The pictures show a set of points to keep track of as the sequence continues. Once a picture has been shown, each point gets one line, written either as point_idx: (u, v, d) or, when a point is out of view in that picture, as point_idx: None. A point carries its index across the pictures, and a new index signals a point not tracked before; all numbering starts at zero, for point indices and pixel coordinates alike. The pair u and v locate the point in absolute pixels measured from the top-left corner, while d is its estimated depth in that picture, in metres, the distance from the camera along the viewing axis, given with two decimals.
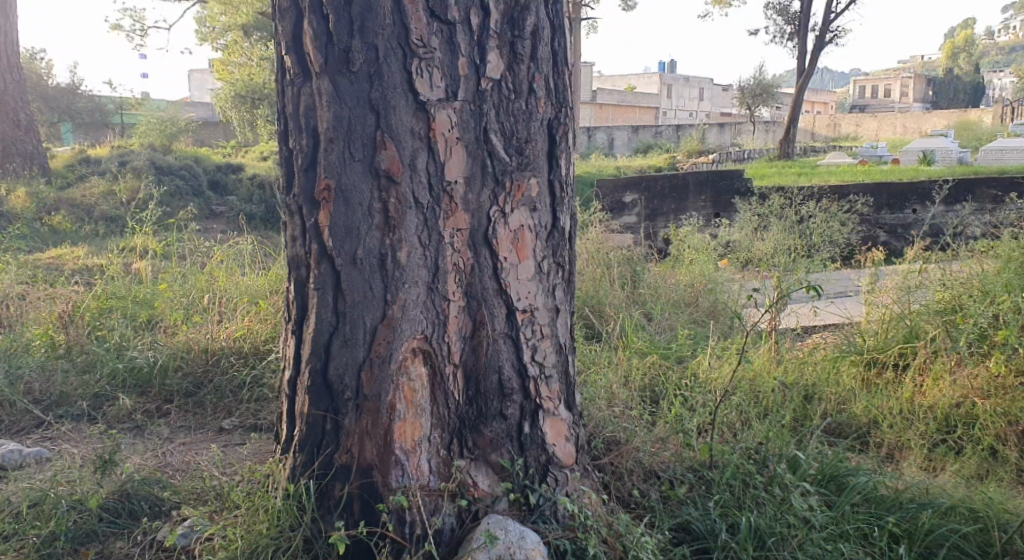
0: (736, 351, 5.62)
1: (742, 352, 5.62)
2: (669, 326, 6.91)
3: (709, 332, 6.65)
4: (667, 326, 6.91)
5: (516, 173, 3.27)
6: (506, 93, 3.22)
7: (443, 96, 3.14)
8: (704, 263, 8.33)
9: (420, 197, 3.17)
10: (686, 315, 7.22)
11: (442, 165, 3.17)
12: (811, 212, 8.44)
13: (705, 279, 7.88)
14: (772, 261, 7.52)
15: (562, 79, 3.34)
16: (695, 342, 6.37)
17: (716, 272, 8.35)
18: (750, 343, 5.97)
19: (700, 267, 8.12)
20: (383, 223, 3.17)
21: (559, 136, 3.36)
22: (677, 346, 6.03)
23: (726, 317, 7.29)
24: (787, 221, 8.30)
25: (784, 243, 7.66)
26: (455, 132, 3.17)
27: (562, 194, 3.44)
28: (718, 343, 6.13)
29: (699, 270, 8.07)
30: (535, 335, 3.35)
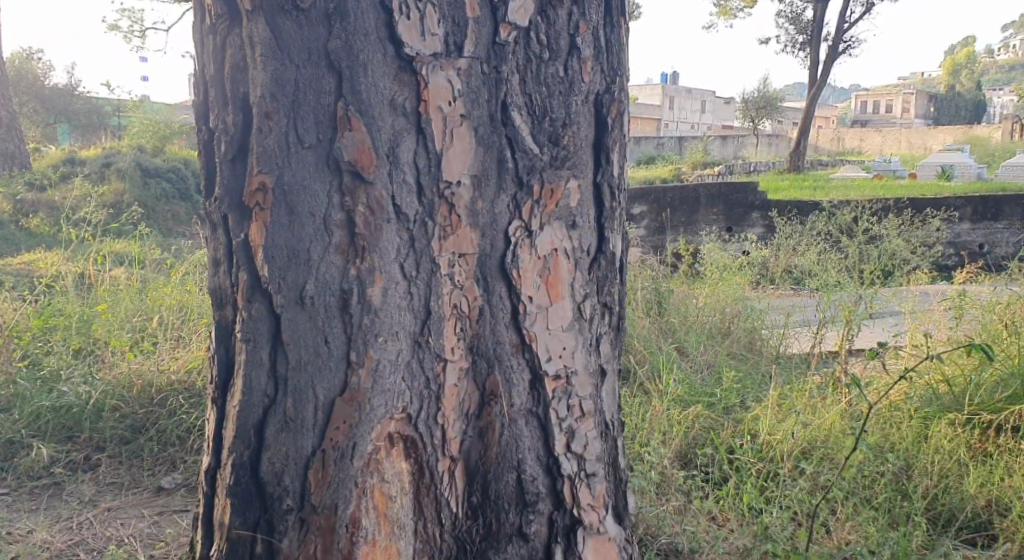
0: (799, 405, 4.50)
1: (808, 408, 4.49)
2: (705, 361, 5.83)
3: (753, 374, 5.60)
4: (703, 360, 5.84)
5: (547, 171, 2.19)
6: (536, 50, 2.14)
7: (441, 51, 2.06)
8: (737, 283, 7.13)
9: (405, 205, 2.08)
10: (724, 348, 6.15)
11: (438, 156, 2.09)
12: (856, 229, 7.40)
13: (741, 304, 6.80)
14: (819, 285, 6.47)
15: (618, 30, 2.27)
16: (745, 388, 5.20)
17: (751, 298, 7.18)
18: (812, 392, 4.84)
19: (732, 289, 6.93)
20: (346, 243, 2.07)
21: (611, 119, 2.29)
22: (723, 392, 4.95)
23: (767, 351, 6.23)
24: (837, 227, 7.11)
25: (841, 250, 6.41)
26: (459, 106, 2.09)
27: (612, 204, 2.37)
28: (775, 392, 4.97)
29: (733, 294, 6.88)
30: (571, 414, 2.26)
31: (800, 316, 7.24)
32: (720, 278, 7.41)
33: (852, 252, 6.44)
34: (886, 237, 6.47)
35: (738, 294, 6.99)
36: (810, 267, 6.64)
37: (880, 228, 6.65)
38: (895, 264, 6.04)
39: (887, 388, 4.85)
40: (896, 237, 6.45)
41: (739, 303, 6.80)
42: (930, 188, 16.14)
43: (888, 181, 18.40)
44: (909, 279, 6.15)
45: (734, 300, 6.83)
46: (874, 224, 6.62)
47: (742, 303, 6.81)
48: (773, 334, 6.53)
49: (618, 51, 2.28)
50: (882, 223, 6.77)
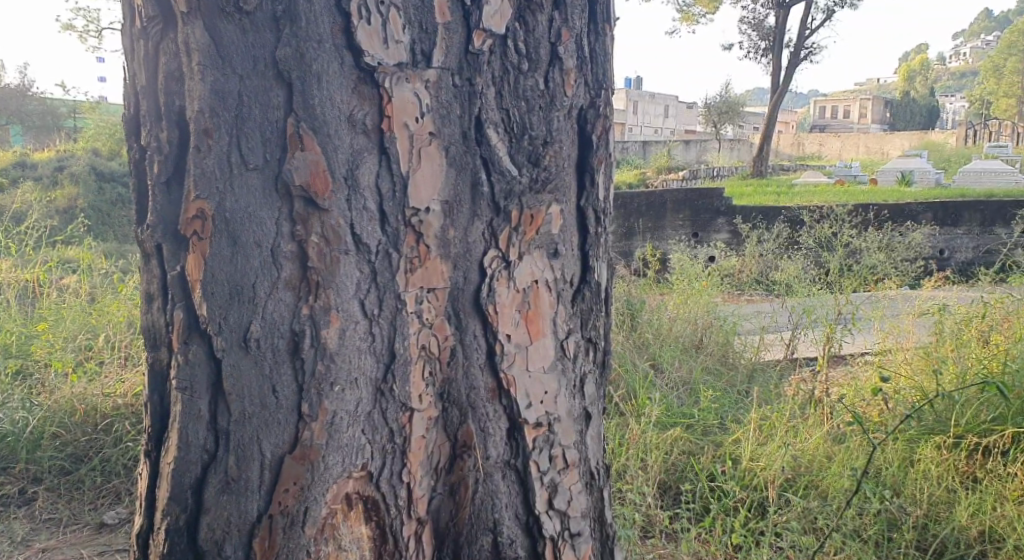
0: (782, 427, 4.30)
1: (790, 430, 4.29)
2: (682, 374, 5.63)
3: (730, 391, 5.41)
4: (679, 374, 5.63)
5: (525, 195, 1.96)
6: (513, 61, 1.91)
7: (407, 60, 1.81)
8: (710, 294, 6.91)
9: (366, 234, 1.83)
10: (700, 360, 5.95)
11: (404, 179, 1.84)
12: (830, 237, 7.24)
13: (714, 315, 6.61)
14: (795, 295, 6.31)
15: (602, 38, 2.05)
16: (724, 407, 4.98)
17: (724, 310, 6.97)
18: (794, 412, 4.65)
19: (705, 300, 6.72)
20: (297, 278, 1.81)
21: (596, 137, 2.07)
22: (701, 412, 4.74)
23: (742, 362, 6.05)
24: (811, 237, 6.93)
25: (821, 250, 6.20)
26: (426, 123, 1.84)
27: (596, 230, 2.15)
28: (755, 411, 4.77)
29: (706, 306, 6.67)
30: (554, 466, 2.03)
31: (773, 328, 7.05)
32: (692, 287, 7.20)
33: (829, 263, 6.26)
34: (862, 250, 6.30)
35: (711, 306, 6.78)
36: (786, 278, 6.47)
37: (855, 240, 6.49)
38: (878, 273, 5.85)
39: (869, 406, 4.67)
40: (871, 249, 6.29)
41: (712, 316, 6.59)
42: (893, 192, 16.14)
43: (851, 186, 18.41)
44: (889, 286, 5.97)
45: (708, 312, 6.62)
46: (849, 235, 6.45)
47: (715, 315, 6.60)
48: (748, 348, 6.33)
49: (603, 62, 2.06)
50: (858, 234, 6.61)
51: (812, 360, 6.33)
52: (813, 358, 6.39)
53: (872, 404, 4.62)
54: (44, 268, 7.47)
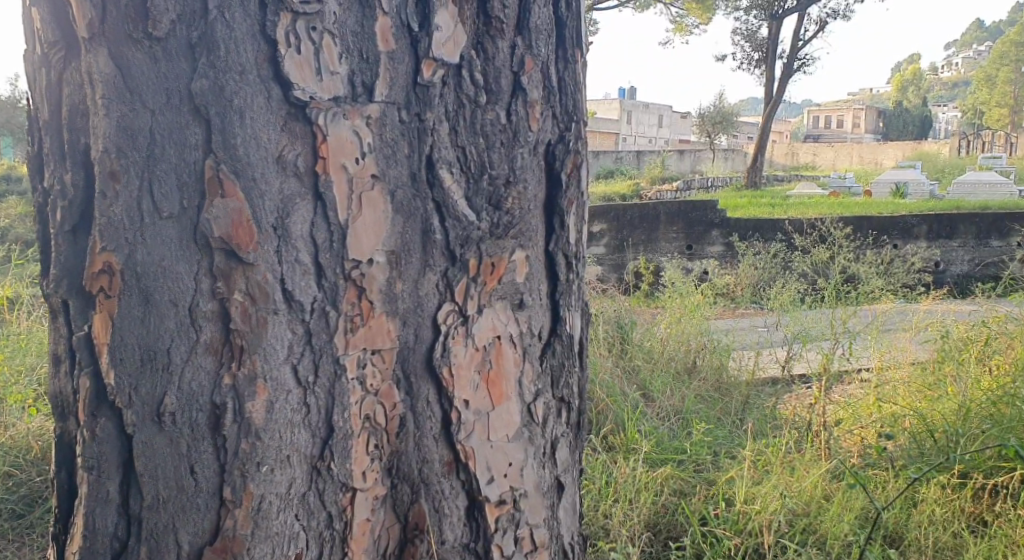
0: (777, 463, 4.03)
1: (787, 466, 4.01)
2: (675, 399, 5.38)
3: (724, 419, 5.16)
4: (672, 398, 5.39)
5: (484, 243, 1.73)
6: (469, 93, 1.69)
7: (344, 93, 1.58)
8: (701, 314, 6.63)
9: (299, 291, 1.59)
10: (694, 383, 5.69)
11: (342, 227, 1.61)
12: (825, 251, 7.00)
13: (707, 335, 6.37)
14: (790, 314, 6.07)
15: (571, 65, 1.84)
16: (718, 440, 4.70)
17: (714, 331, 6.68)
18: (790, 445, 4.37)
19: (695, 319, 6.42)
20: (219, 342, 1.58)
21: (565, 174, 1.86)
22: (692, 446, 4.49)
23: (737, 382, 5.80)
24: (805, 254, 6.64)
25: (821, 256, 5.87)
26: (368, 164, 1.62)
27: (567, 276, 1.92)
28: (751, 446, 4.49)
29: (696, 325, 6.36)
30: (519, 547, 1.81)
31: (768, 348, 6.80)
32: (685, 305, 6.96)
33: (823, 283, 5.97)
34: (857, 270, 6.01)
35: (702, 324, 6.47)
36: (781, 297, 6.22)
37: (851, 260, 6.20)
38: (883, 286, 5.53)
39: (869, 436, 4.39)
40: (868, 270, 6.03)
41: (701, 335, 6.29)
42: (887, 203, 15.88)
43: (845, 197, 18.17)
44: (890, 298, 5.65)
45: (698, 329, 6.32)
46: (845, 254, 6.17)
47: (705, 336, 6.30)
48: (739, 371, 6.05)
49: (573, 92, 1.84)
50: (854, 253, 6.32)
51: (807, 379, 6.10)
52: (808, 377, 6.15)
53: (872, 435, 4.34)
54: (9, 289, 7.12)
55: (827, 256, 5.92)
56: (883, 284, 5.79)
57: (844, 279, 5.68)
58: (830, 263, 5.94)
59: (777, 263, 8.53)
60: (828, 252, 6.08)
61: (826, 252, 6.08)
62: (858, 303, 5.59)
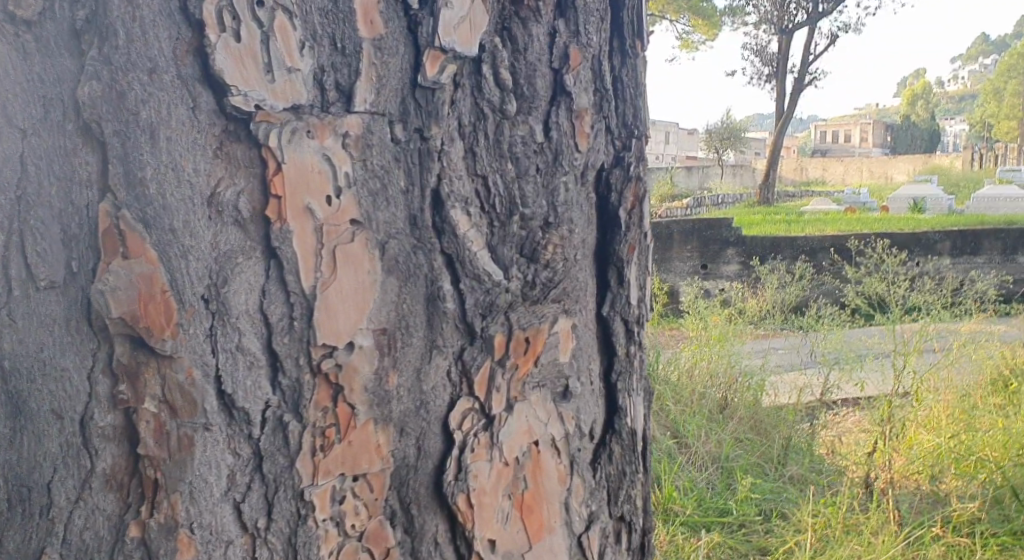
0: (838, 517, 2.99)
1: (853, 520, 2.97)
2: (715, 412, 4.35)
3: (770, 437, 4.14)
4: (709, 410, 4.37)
5: (515, 313, 1.22)
6: (492, 99, 1.19)
7: (310, 99, 1.06)
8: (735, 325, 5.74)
9: (244, 395, 1.07)
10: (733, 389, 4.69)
11: (307, 298, 1.07)
12: (876, 264, 6.01)
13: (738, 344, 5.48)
14: (835, 337, 5.19)
15: (628, 61, 1.34)
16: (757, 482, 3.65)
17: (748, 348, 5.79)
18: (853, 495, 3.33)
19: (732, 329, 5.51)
20: (126, 471, 1.07)
21: (623, 208, 1.35)
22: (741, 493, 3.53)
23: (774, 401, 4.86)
24: (854, 268, 5.75)
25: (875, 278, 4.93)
26: (345, 205, 1.09)
27: (628, 351, 1.40)
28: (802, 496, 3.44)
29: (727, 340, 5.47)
30: None
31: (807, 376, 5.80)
32: (717, 319, 6.24)
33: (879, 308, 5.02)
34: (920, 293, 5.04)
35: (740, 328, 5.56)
36: (827, 324, 5.32)
37: (910, 281, 5.23)
38: (950, 302, 4.62)
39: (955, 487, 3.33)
40: (932, 291, 5.05)
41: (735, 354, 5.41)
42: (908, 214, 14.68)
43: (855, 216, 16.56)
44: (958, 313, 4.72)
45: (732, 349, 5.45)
46: (904, 274, 5.20)
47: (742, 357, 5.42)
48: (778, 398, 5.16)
49: (630, 98, 1.35)
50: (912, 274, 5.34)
51: (857, 406, 5.12)
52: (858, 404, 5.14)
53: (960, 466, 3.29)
54: None
55: (881, 277, 5.01)
56: (948, 302, 4.89)
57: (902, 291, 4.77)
58: (885, 279, 5.05)
59: (809, 273, 7.57)
60: (885, 271, 5.13)
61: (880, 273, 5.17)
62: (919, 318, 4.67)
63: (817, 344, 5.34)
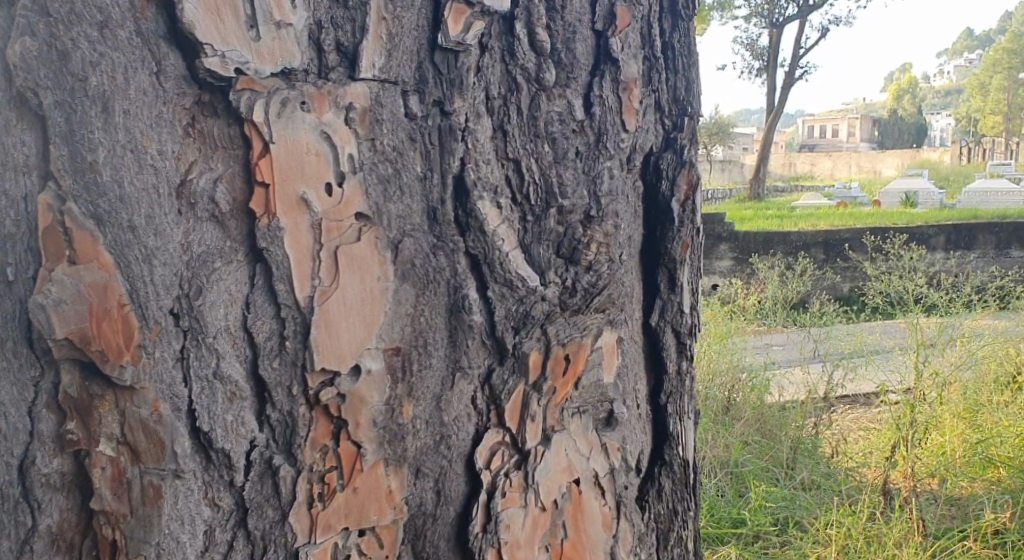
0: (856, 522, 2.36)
1: (876, 525, 2.33)
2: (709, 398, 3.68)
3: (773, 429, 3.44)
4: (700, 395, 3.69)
5: (554, 326, 1.01)
6: (526, 66, 0.98)
7: (307, 61, 0.85)
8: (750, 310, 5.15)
9: (223, 433, 0.86)
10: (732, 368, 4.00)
11: (303, 312, 0.86)
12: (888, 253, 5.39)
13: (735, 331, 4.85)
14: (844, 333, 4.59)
15: (680, 25, 1.13)
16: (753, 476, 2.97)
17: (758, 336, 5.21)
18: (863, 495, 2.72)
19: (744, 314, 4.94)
20: (76, 527, 0.85)
21: (675, 200, 1.14)
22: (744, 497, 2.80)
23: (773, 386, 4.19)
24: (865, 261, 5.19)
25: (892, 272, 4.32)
26: (349, 195, 0.88)
27: (679, 368, 1.19)
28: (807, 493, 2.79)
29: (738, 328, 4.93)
30: None
31: (808, 365, 5.09)
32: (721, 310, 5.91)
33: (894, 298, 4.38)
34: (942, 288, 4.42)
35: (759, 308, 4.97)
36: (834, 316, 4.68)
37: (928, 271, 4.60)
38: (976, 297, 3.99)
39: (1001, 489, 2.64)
40: (953, 285, 4.43)
41: (745, 347, 4.88)
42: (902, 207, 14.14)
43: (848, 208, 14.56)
44: (981, 309, 4.14)
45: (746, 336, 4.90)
46: (921, 263, 4.58)
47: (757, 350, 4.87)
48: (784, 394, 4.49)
49: (684, 67, 1.13)
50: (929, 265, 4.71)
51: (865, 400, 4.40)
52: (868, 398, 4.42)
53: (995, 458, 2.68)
54: None
55: (899, 269, 4.43)
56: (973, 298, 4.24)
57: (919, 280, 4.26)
58: (899, 268, 4.53)
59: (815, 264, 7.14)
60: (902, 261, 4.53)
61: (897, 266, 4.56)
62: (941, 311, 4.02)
63: (822, 332, 4.72)
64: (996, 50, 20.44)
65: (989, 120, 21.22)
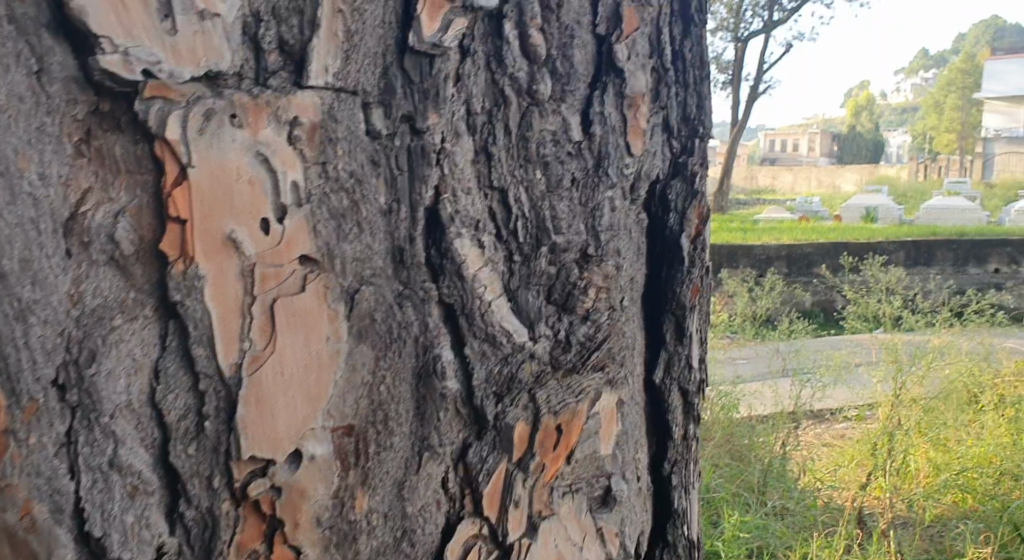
0: None
1: None
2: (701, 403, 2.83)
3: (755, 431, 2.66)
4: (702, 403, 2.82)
5: (545, 390, 0.84)
6: (516, 75, 0.80)
7: (240, 62, 0.66)
8: (726, 318, 4.67)
9: (121, 541, 0.65)
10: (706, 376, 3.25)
11: (227, 385, 0.66)
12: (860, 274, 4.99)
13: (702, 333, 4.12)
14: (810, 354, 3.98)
15: (693, 32, 0.94)
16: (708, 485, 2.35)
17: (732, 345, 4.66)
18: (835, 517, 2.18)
19: (720, 323, 4.50)
20: None
21: (685, 238, 0.97)
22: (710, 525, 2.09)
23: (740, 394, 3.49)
24: (835, 276, 4.74)
25: (867, 294, 3.86)
26: (291, 233, 0.68)
27: (685, 432, 1.03)
28: (769, 506, 2.19)
29: (715, 337, 4.48)
30: None
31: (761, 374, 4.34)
32: None
33: (860, 323, 3.88)
34: (917, 304, 3.88)
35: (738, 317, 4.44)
36: (800, 331, 4.13)
37: (896, 286, 4.12)
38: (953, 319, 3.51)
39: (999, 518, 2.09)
40: (928, 305, 3.97)
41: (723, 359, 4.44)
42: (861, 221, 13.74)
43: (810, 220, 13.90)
44: (962, 329, 3.58)
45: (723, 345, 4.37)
46: (894, 278, 4.11)
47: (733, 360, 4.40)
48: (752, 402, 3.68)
49: (696, 81, 0.95)
50: (896, 281, 4.22)
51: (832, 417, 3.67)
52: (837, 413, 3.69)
53: (974, 488, 2.24)
54: None
55: (876, 286, 3.92)
56: (951, 323, 3.77)
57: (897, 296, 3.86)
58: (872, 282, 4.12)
59: None
60: (875, 275, 4.04)
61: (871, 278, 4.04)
62: (918, 328, 3.49)
63: (791, 346, 4.15)
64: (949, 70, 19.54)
65: (942, 138, 20.58)
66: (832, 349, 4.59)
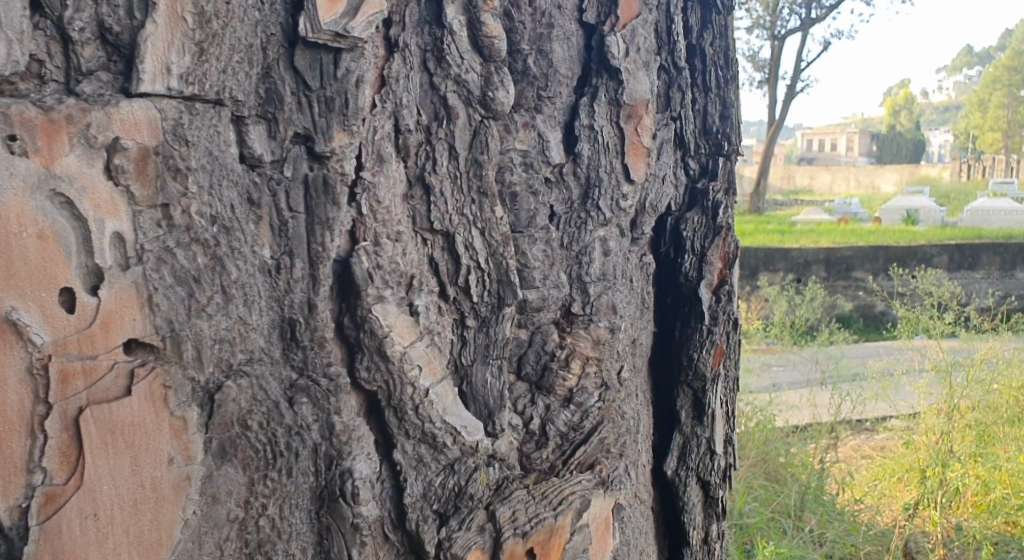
0: None
1: None
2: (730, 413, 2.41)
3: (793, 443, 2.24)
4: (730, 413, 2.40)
5: (510, 505, 0.60)
6: (465, 78, 0.58)
7: (31, 59, 0.46)
8: (761, 325, 4.29)
9: None
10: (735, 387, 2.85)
11: (8, 535, 0.48)
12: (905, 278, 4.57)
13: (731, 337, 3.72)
14: (849, 364, 3.57)
15: (716, 21, 0.71)
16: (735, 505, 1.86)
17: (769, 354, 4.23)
18: (882, 547, 1.72)
19: (753, 329, 4.12)
20: None
21: (706, 291, 0.74)
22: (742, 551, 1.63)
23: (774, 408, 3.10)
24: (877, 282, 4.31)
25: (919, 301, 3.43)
26: (110, 308, 0.48)
27: (707, 535, 0.80)
28: (805, 531, 1.73)
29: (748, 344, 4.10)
30: None
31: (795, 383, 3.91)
32: None
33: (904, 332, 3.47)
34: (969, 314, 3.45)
35: (773, 325, 4.04)
36: (840, 340, 3.72)
37: (943, 292, 3.69)
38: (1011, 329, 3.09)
39: None
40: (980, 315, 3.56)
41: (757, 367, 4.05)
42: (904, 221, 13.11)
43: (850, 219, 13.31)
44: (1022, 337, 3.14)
45: (758, 353, 3.95)
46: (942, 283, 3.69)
47: (768, 369, 4.01)
48: (788, 415, 3.27)
49: (722, 84, 0.72)
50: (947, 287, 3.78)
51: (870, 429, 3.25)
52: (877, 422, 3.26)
53: None
54: None
55: (927, 288, 3.50)
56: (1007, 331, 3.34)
57: (947, 306, 3.47)
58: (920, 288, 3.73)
59: None
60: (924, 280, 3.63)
61: (921, 282, 3.62)
62: (970, 337, 3.06)
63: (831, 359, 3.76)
64: (995, 65, 18.65)
65: (987, 137, 19.69)
66: (875, 359, 4.18)
